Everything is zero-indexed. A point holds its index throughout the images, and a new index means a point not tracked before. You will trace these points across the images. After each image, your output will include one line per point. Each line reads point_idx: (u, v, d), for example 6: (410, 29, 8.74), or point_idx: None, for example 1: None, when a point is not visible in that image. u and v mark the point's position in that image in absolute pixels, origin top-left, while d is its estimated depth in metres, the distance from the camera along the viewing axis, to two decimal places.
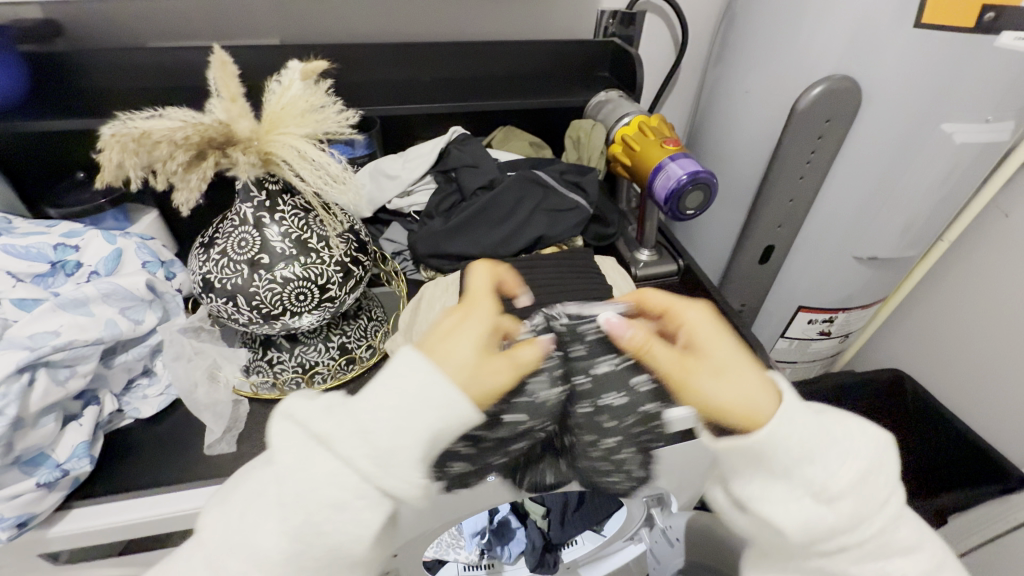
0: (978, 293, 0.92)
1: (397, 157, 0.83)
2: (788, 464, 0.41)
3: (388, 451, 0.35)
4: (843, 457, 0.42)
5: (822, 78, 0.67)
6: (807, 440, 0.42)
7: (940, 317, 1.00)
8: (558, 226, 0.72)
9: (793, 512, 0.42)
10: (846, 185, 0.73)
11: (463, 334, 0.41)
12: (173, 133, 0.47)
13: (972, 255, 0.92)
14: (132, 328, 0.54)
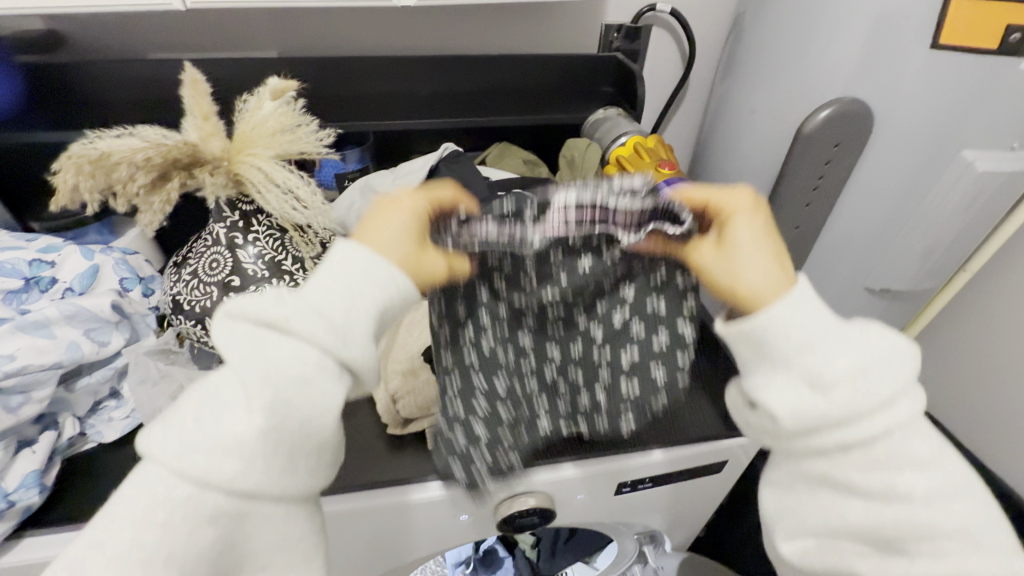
0: (1002, 327, 0.86)
1: (388, 173, 0.82)
2: (791, 347, 0.37)
3: (345, 324, 0.35)
4: (847, 341, 0.38)
5: (831, 99, 0.62)
6: (812, 329, 0.38)
7: (963, 350, 0.93)
8: None
9: (787, 397, 0.38)
10: (858, 212, 0.68)
11: (399, 219, 0.39)
12: (134, 154, 0.45)
13: (997, 287, 0.85)
14: (96, 350, 0.53)
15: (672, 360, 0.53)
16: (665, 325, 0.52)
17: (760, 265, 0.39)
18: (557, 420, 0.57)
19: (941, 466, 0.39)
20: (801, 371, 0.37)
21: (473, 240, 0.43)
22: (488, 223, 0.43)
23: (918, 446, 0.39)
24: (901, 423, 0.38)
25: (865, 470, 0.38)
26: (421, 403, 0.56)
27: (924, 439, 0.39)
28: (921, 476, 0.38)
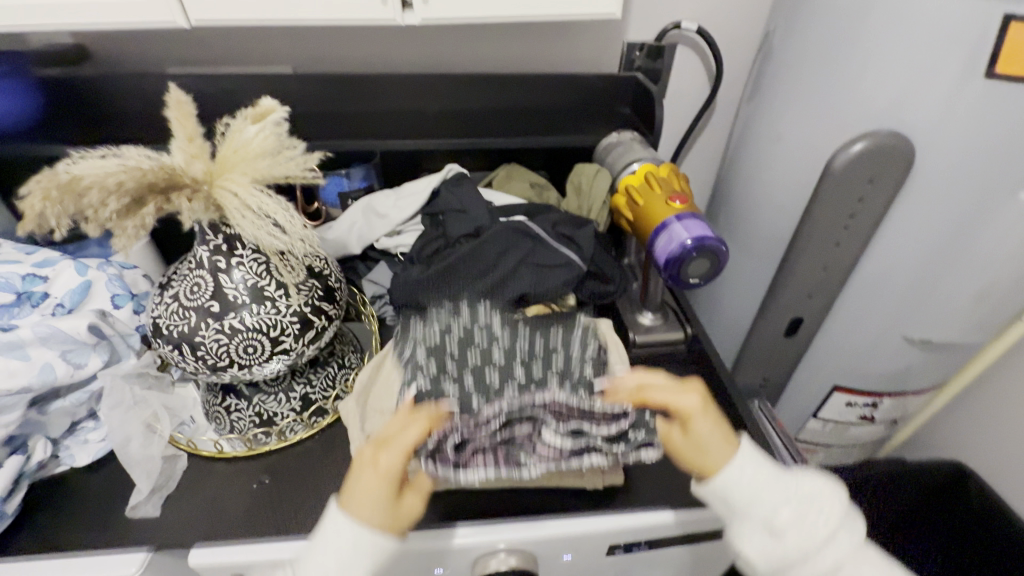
0: None
1: (391, 194, 0.79)
2: (746, 501, 0.44)
3: (346, 561, 0.41)
4: (787, 495, 0.44)
5: (864, 132, 0.56)
6: (755, 511, 0.44)
7: (1015, 412, 0.83)
8: (545, 283, 0.64)
9: (756, 545, 0.45)
10: (892, 257, 0.62)
11: (370, 480, 0.43)
12: (106, 179, 0.44)
13: None
14: (71, 373, 0.52)
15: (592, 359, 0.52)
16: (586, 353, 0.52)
17: (718, 451, 0.45)
18: (541, 473, 0.53)
19: (817, 508, 0.45)
20: (761, 522, 0.44)
21: (460, 472, 0.43)
22: (478, 438, 0.43)
23: (815, 518, 0.44)
24: (803, 528, 0.44)
25: (775, 534, 0.44)
26: None
27: (820, 513, 0.44)
28: (812, 536, 0.44)
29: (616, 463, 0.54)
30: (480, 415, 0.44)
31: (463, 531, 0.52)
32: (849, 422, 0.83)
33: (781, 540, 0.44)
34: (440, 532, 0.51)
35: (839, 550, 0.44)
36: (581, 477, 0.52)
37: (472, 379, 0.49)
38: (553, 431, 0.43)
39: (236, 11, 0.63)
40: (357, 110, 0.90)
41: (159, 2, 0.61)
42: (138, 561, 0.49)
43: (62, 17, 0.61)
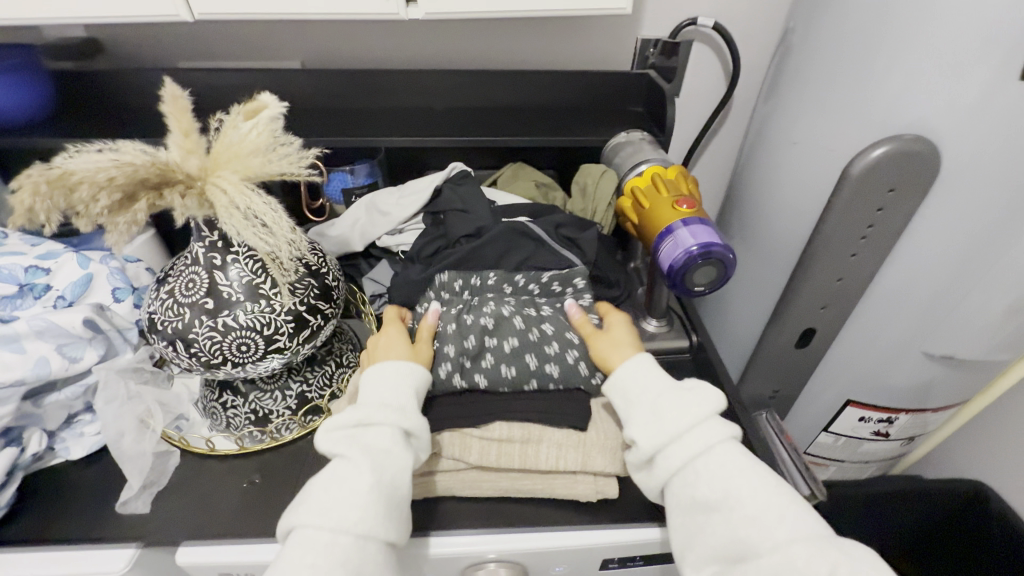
0: None
1: (394, 192, 0.78)
2: (637, 391, 0.48)
3: (401, 404, 0.46)
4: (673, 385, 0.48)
5: (887, 136, 0.53)
6: (645, 396, 0.47)
7: None
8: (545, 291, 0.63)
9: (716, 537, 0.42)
10: (913, 268, 0.58)
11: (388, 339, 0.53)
12: (97, 174, 0.43)
13: None
14: (65, 367, 0.52)
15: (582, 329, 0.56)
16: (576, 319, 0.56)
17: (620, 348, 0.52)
18: (534, 483, 0.51)
19: (697, 397, 0.46)
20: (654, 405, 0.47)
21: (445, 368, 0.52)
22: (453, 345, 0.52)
23: (691, 402, 0.46)
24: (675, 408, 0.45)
25: (660, 414, 0.45)
26: None
27: (699, 399, 0.46)
28: (685, 417, 0.45)
29: (612, 478, 0.52)
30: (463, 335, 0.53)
31: (440, 539, 0.50)
32: (861, 438, 0.80)
33: (661, 420, 0.46)
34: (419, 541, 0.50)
35: (712, 435, 0.44)
36: (572, 489, 0.51)
37: (482, 355, 0.52)
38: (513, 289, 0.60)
39: (238, 5, 0.63)
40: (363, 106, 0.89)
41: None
42: (124, 557, 0.50)
43: (67, 10, 0.61)
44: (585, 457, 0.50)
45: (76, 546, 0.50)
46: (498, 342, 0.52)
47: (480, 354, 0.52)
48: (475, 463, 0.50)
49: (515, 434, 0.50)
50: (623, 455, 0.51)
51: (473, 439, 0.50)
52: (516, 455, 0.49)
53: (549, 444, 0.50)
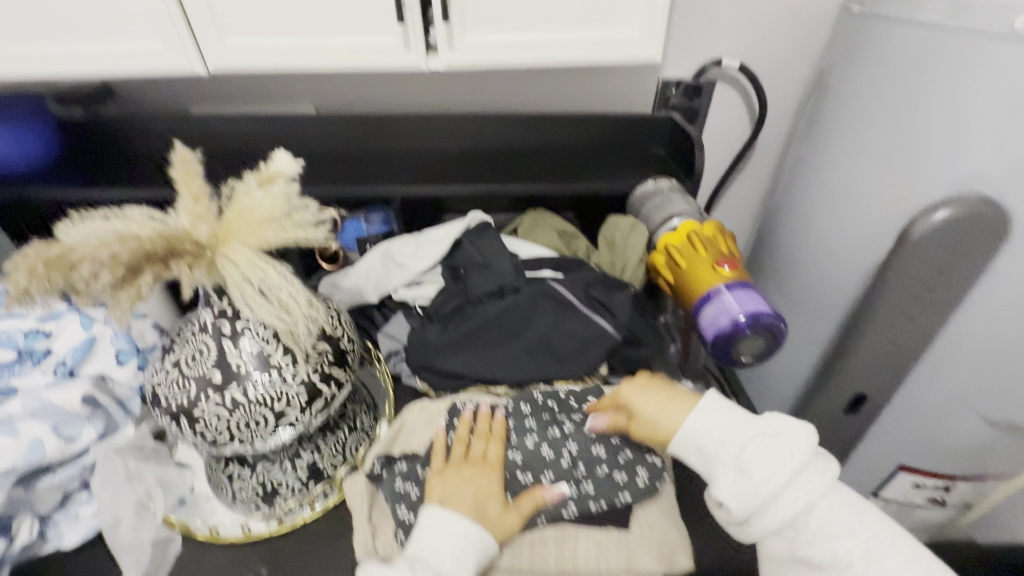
0: None
1: (411, 240, 0.75)
2: (711, 448, 0.44)
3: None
4: (752, 431, 0.44)
5: (949, 197, 0.50)
6: (726, 451, 0.44)
7: None
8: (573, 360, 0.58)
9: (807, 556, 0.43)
10: (975, 336, 0.54)
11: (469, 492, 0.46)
12: (99, 251, 0.40)
13: None
14: (61, 448, 0.48)
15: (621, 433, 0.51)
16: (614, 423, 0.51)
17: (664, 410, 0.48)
18: None
19: (785, 441, 0.42)
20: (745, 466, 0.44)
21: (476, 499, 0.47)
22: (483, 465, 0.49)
23: (781, 450, 0.42)
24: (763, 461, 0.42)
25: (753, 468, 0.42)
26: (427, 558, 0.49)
27: (788, 447, 0.42)
28: (779, 473, 0.41)
29: None
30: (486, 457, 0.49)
31: None
32: (914, 504, 0.74)
33: (750, 476, 0.42)
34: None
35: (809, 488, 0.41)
36: None
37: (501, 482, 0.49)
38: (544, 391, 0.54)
39: (254, 58, 0.61)
40: (379, 150, 0.87)
41: (176, 50, 0.59)
42: None
43: (79, 65, 0.60)
44: (627, 559, 0.46)
45: None
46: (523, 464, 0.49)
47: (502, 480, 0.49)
48: (507, 568, 0.46)
49: (548, 535, 0.47)
50: (670, 555, 0.47)
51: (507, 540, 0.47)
52: (552, 557, 0.46)
53: (588, 546, 0.47)
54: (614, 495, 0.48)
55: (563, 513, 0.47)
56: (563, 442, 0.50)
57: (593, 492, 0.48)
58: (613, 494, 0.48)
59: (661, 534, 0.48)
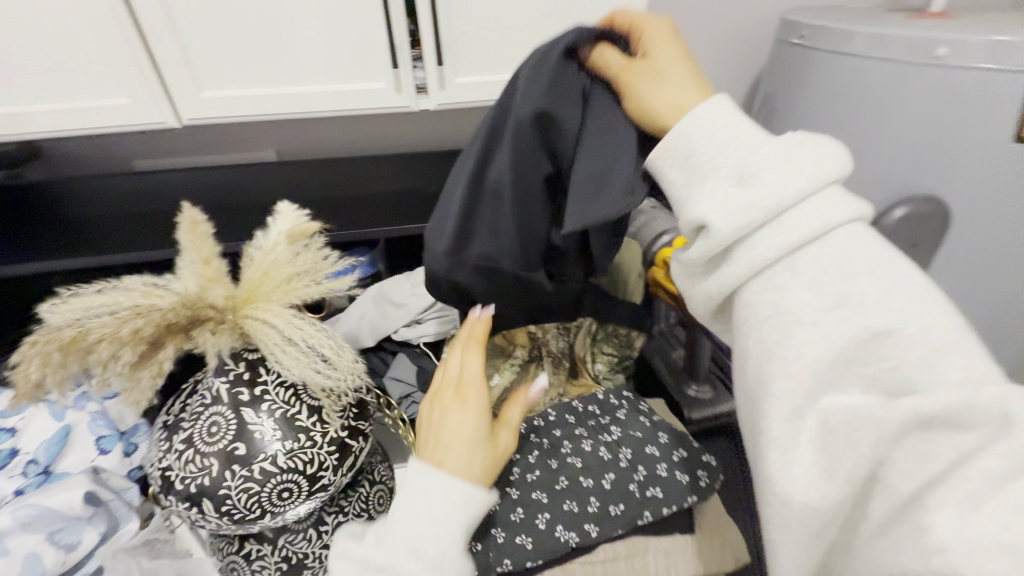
0: None
1: (404, 280, 0.75)
2: (717, 148, 0.31)
3: (439, 554, 0.35)
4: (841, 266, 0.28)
5: (902, 197, 0.58)
6: (728, 152, 0.30)
7: None
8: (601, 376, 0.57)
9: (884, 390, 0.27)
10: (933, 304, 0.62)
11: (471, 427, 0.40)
12: (117, 328, 0.37)
13: None
14: (62, 559, 0.42)
15: (672, 434, 0.49)
16: (661, 427, 0.50)
17: (678, 92, 0.34)
18: None
19: (821, 156, 0.28)
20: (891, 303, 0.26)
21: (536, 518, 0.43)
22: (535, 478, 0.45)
23: (793, 163, 0.28)
24: (828, 217, 0.28)
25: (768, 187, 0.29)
26: None
27: (808, 157, 0.28)
28: (796, 182, 0.27)
29: None
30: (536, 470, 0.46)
31: None
32: None
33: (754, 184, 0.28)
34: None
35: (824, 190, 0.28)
36: None
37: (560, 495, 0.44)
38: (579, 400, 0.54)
39: (233, 110, 0.58)
40: (353, 193, 0.85)
41: (145, 105, 0.56)
42: None
43: (33, 126, 0.55)
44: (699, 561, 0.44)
45: None
46: (576, 468, 0.46)
47: (560, 495, 0.44)
48: None
49: (620, 552, 0.43)
50: (734, 549, 0.45)
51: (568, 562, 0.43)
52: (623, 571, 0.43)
53: (656, 552, 0.44)
54: (682, 492, 0.45)
55: (639, 519, 0.43)
56: (613, 446, 0.48)
57: (662, 495, 0.44)
58: (682, 495, 0.44)
59: (727, 534, 0.46)
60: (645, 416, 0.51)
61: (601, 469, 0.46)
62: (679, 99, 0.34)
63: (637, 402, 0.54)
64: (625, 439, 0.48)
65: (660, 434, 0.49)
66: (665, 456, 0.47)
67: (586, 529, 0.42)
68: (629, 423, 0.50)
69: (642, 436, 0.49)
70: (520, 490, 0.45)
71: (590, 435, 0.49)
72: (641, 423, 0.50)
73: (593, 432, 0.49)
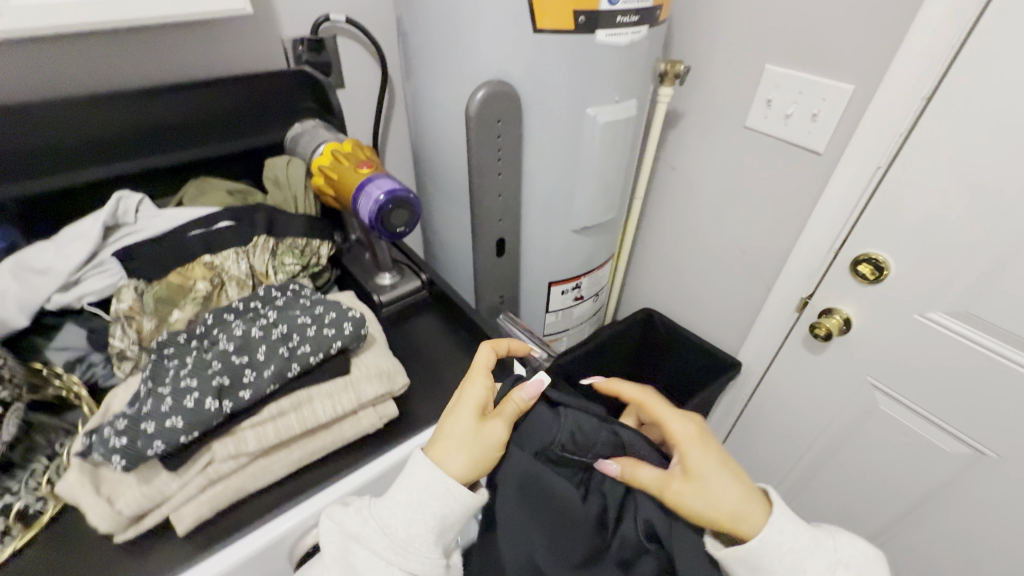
0: (693, 227, 1.18)
1: (47, 245, 0.67)
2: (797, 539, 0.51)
3: (406, 538, 0.48)
4: (826, 564, 0.50)
5: (483, 81, 0.74)
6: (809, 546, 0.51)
7: (678, 252, 1.25)
8: (274, 292, 0.61)
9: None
10: (540, 167, 0.83)
11: (458, 426, 0.51)
12: None
13: (673, 203, 1.20)
14: None
15: (323, 308, 0.58)
16: (318, 305, 0.59)
17: (730, 493, 0.51)
18: (324, 440, 0.55)
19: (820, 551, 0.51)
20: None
21: (186, 402, 0.47)
22: (184, 383, 0.49)
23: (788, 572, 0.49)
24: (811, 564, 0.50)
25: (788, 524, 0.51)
26: (160, 502, 0.48)
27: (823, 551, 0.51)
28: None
29: (387, 399, 0.60)
30: (183, 374, 0.50)
31: (252, 534, 0.51)
32: (570, 306, 1.11)
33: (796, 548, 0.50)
34: (257, 531, 0.51)
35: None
36: (358, 426, 0.57)
37: (209, 382, 0.49)
38: (238, 308, 0.58)
39: None
40: None
41: None
42: None
43: None
44: (357, 392, 0.55)
45: None
46: (226, 359, 0.51)
47: (211, 380, 0.49)
48: (256, 450, 0.50)
49: (284, 405, 0.52)
50: (386, 376, 0.58)
51: (236, 430, 0.50)
52: (295, 422, 0.52)
53: (321, 397, 0.54)
54: (328, 342, 0.54)
55: (288, 371, 0.51)
56: (268, 331, 0.55)
57: (311, 347, 0.53)
58: (330, 342, 0.54)
59: (378, 365, 0.58)
60: (301, 301, 0.60)
61: (253, 351, 0.52)
62: (749, 511, 0.50)
63: (299, 294, 0.62)
64: (282, 321, 0.56)
65: (314, 311, 0.58)
66: (315, 323, 0.56)
67: (238, 394, 0.49)
68: (287, 308, 0.58)
69: (296, 316, 0.57)
70: (170, 385, 0.49)
71: (249, 328, 0.55)
72: (299, 308, 0.58)
73: (249, 324, 0.56)
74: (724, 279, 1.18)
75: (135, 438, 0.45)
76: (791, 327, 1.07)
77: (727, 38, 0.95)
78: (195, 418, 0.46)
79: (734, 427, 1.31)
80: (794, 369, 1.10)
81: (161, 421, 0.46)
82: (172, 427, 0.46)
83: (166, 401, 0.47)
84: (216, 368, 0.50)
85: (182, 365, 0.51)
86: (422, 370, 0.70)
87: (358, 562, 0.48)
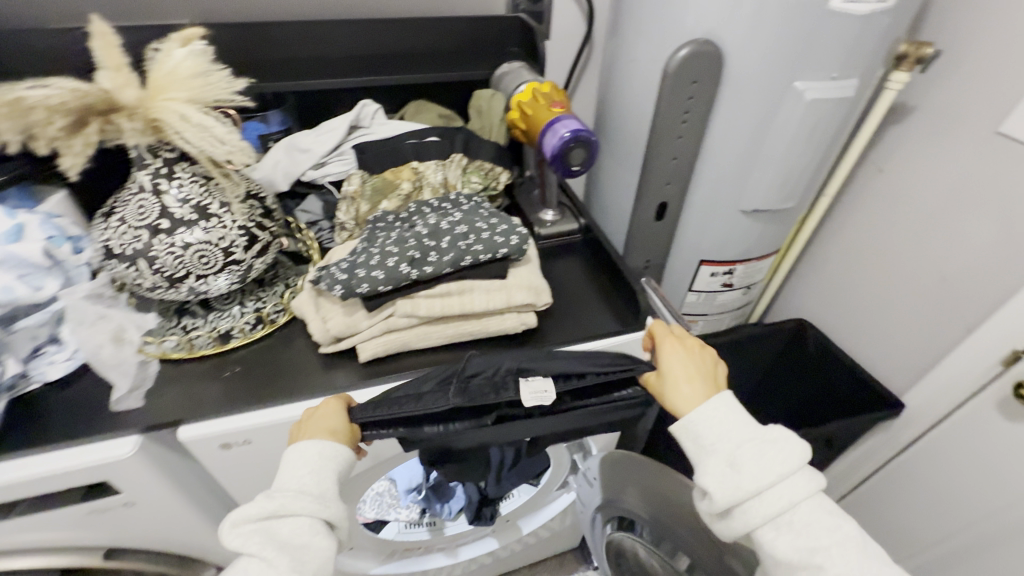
0: (887, 241, 1.04)
1: (310, 132, 0.87)
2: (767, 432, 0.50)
3: (322, 492, 0.50)
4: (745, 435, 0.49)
5: (688, 39, 0.73)
6: (786, 450, 0.49)
7: (861, 266, 1.11)
8: (461, 201, 0.72)
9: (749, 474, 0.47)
10: (723, 137, 0.81)
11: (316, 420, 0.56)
12: (49, 99, 0.51)
13: (870, 210, 1.06)
14: (31, 294, 0.59)
15: (497, 220, 0.68)
16: (493, 216, 0.68)
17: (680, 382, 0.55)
18: (472, 327, 0.66)
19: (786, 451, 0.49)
20: (723, 456, 0.49)
21: (387, 262, 0.60)
22: (388, 249, 0.62)
23: (773, 457, 0.48)
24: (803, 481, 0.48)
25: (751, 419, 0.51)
26: (352, 331, 0.63)
27: (788, 448, 0.49)
28: (771, 473, 0.47)
29: (530, 310, 0.68)
30: (389, 242, 0.63)
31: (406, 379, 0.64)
32: (716, 290, 1.07)
33: (773, 448, 0.49)
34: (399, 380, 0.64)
35: (797, 492, 0.47)
36: (501, 323, 0.66)
37: (405, 252, 0.61)
38: (433, 205, 0.71)
39: None
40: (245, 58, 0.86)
41: None
42: (132, 442, 0.59)
43: None
44: (508, 295, 0.64)
45: (90, 440, 0.58)
46: (419, 239, 0.63)
47: (407, 251, 0.61)
48: (424, 315, 0.62)
49: (452, 288, 0.62)
50: (534, 289, 0.66)
51: (413, 296, 0.62)
52: (456, 303, 0.63)
53: (480, 290, 0.64)
54: (496, 246, 0.64)
55: (461, 261, 0.62)
56: (452, 225, 0.66)
57: (482, 247, 0.63)
58: (497, 247, 0.63)
59: (529, 278, 0.66)
60: (480, 211, 0.70)
61: (439, 238, 0.64)
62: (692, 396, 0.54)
63: (479, 206, 0.72)
64: (463, 220, 0.66)
65: (490, 220, 0.67)
66: (488, 229, 0.65)
67: (423, 267, 0.60)
68: (469, 213, 0.69)
69: (475, 220, 0.67)
70: (378, 247, 0.63)
71: (438, 221, 0.66)
72: (478, 215, 0.68)
73: (439, 218, 0.67)
74: (908, 308, 1.02)
75: (350, 277, 0.60)
76: (986, 382, 0.90)
77: (1006, 22, 0.78)
78: (392, 275, 0.59)
79: (870, 476, 1.16)
80: (973, 432, 0.92)
81: (366, 271, 0.60)
82: (374, 277, 0.59)
83: (374, 258, 0.61)
84: (411, 244, 0.62)
85: (387, 237, 0.65)
86: (561, 301, 0.77)
87: (282, 531, 0.47)
